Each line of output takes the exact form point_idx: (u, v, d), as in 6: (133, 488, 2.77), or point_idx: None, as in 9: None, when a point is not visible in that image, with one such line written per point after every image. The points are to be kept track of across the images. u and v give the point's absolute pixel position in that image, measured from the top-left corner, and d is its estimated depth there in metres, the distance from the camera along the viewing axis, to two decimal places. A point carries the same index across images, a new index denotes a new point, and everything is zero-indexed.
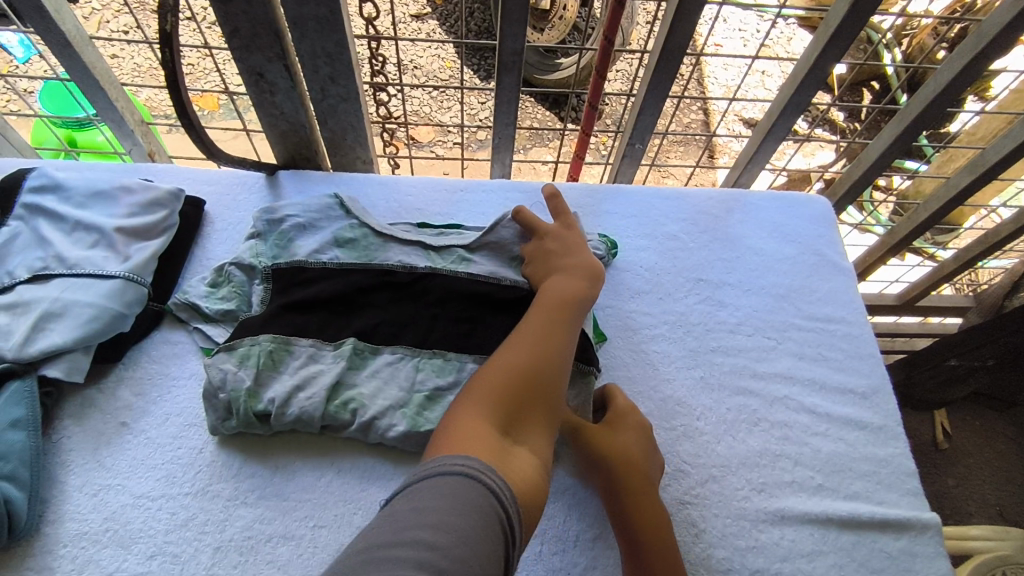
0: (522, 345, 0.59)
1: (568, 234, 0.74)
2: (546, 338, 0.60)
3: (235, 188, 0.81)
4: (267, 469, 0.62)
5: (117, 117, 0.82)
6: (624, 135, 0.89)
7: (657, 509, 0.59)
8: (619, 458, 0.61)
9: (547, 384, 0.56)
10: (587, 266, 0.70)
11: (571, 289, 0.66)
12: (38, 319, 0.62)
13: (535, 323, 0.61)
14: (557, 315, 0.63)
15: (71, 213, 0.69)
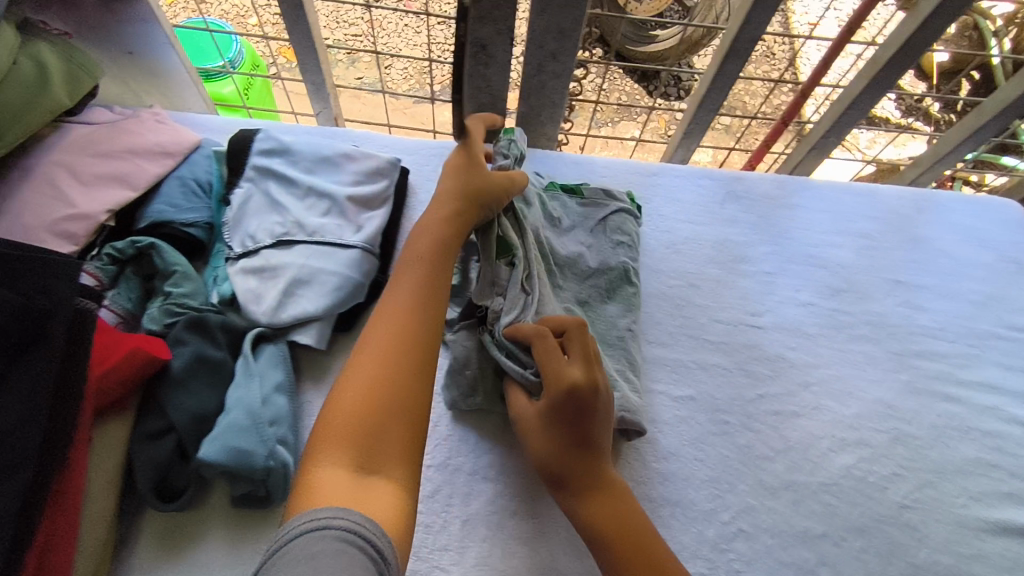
0: (387, 315, 0.53)
1: (456, 159, 0.68)
2: (370, 346, 0.51)
3: (433, 158, 0.80)
4: (502, 446, 0.66)
5: (320, 79, 0.79)
6: (817, 130, 0.85)
7: (619, 497, 0.56)
8: (577, 452, 0.56)
9: (411, 368, 0.51)
10: (470, 189, 0.63)
11: (445, 234, 0.60)
12: (288, 285, 0.63)
13: (404, 288, 0.55)
14: (423, 277, 0.56)
15: (301, 179, 0.69)
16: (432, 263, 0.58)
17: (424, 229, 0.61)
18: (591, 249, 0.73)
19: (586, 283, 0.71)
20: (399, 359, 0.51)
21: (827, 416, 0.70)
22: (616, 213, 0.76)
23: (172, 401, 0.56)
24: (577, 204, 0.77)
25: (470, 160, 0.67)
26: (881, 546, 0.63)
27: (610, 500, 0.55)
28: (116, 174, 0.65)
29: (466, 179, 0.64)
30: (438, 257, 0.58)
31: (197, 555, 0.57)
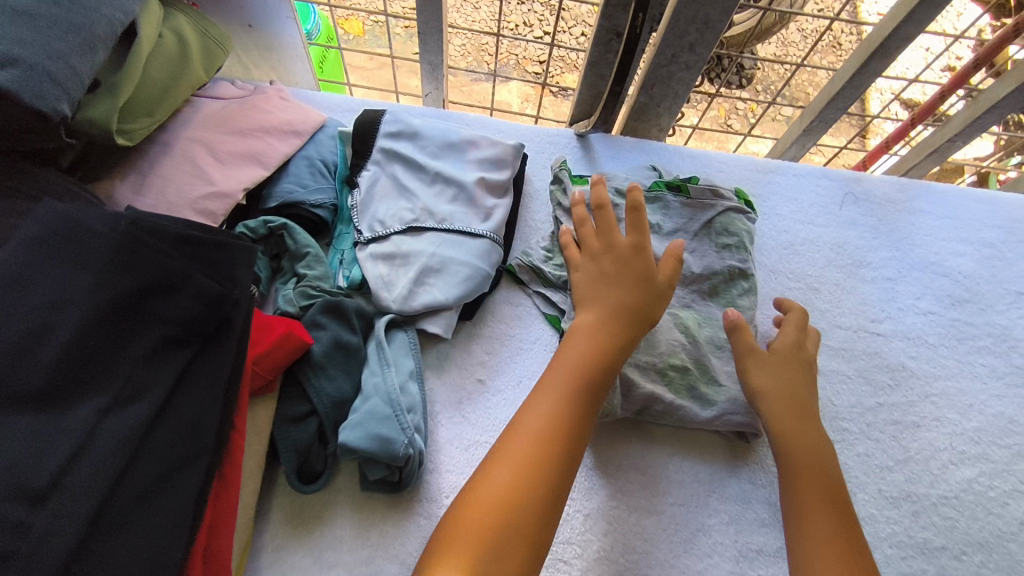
0: (533, 414, 0.52)
1: (631, 264, 0.60)
2: (542, 404, 0.52)
3: (547, 147, 0.79)
4: (612, 463, 0.64)
5: (438, 60, 0.78)
6: (945, 131, 0.81)
7: (836, 506, 0.54)
8: (792, 416, 0.59)
9: (551, 483, 0.48)
10: (636, 313, 0.57)
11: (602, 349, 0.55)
12: (419, 273, 0.62)
13: (551, 395, 0.52)
14: (574, 380, 0.53)
15: (428, 163, 0.68)
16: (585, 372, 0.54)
17: (581, 327, 0.57)
18: (693, 253, 0.70)
19: (691, 289, 0.69)
20: (537, 470, 0.48)
21: (948, 428, 0.69)
22: (722, 215, 0.71)
23: (313, 385, 0.56)
24: (680, 203, 0.72)
25: (643, 273, 0.59)
26: (1002, 562, 0.63)
27: (805, 443, 0.57)
28: (251, 152, 0.64)
29: (640, 298, 0.58)
30: (592, 370, 0.54)
31: (327, 536, 0.57)
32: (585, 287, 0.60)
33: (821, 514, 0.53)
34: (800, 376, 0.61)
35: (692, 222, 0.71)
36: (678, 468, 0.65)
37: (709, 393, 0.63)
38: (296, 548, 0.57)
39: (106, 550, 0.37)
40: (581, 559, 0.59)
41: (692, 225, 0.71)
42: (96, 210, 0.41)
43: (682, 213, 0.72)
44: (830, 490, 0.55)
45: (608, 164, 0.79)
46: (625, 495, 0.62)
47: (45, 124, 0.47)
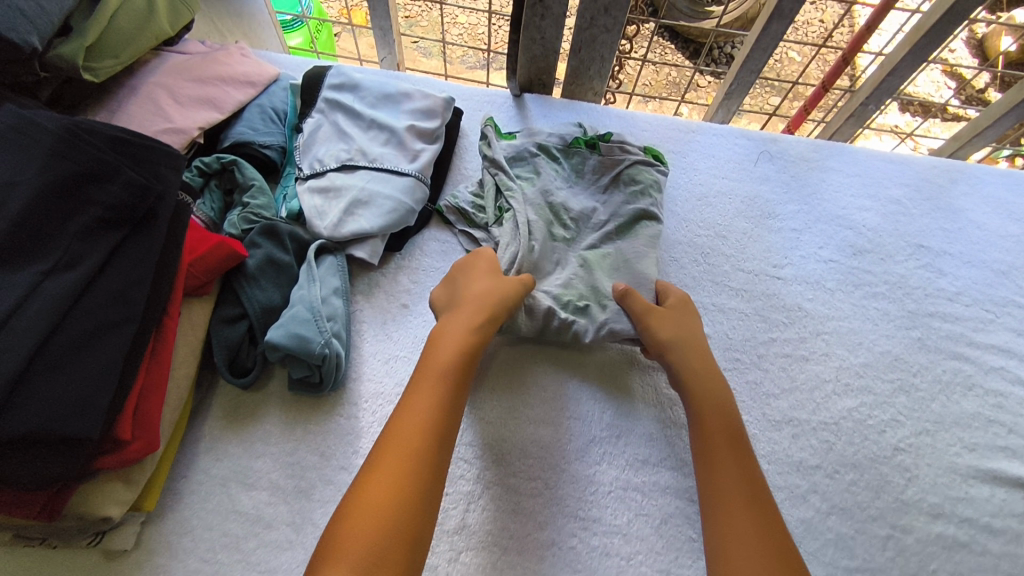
0: (414, 402, 0.55)
1: (478, 265, 0.68)
2: (443, 348, 0.59)
3: (484, 105, 0.87)
4: (516, 383, 0.71)
5: (388, 26, 0.87)
6: (859, 95, 0.88)
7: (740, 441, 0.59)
8: (692, 363, 0.64)
9: (432, 456, 0.52)
10: (492, 302, 0.64)
11: (467, 340, 0.60)
12: (349, 204, 0.70)
13: (430, 386, 0.56)
14: (445, 373, 0.57)
15: (365, 112, 0.77)
16: (456, 361, 0.58)
17: (455, 327, 0.61)
18: (604, 204, 0.78)
19: (602, 232, 0.75)
20: (422, 454, 0.52)
21: (835, 361, 0.74)
22: (631, 168, 0.79)
23: (246, 292, 0.65)
24: (595, 160, 0.79)
25: (491, 268, 0.68)
26: (872, 481, 0.68)
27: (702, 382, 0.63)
28: (208, 97, 0.74)
29: (497, 293, 0.64)
30: (463, 362, 0.59)
31: (258, 430, 0.66)
32: (452, 294, 0.66)
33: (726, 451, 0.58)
34: (693, 322, 0.69)
35: (604, 176, 0.79)
36: (572, 387, 0.72)
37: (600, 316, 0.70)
38: (231, 438, 0.65)
39: (45, 382, 0.46)
40: (480, 458, 0.66)
41: (603, 178, 0.79)
42: (47, 114, 0.52)
43: (597, 168, 0.79)
44: (728, 427, 0.60)
45: (540, 122, 0.87)
46: (522, 412, 0.69)
47: (18, 54, 0.56)
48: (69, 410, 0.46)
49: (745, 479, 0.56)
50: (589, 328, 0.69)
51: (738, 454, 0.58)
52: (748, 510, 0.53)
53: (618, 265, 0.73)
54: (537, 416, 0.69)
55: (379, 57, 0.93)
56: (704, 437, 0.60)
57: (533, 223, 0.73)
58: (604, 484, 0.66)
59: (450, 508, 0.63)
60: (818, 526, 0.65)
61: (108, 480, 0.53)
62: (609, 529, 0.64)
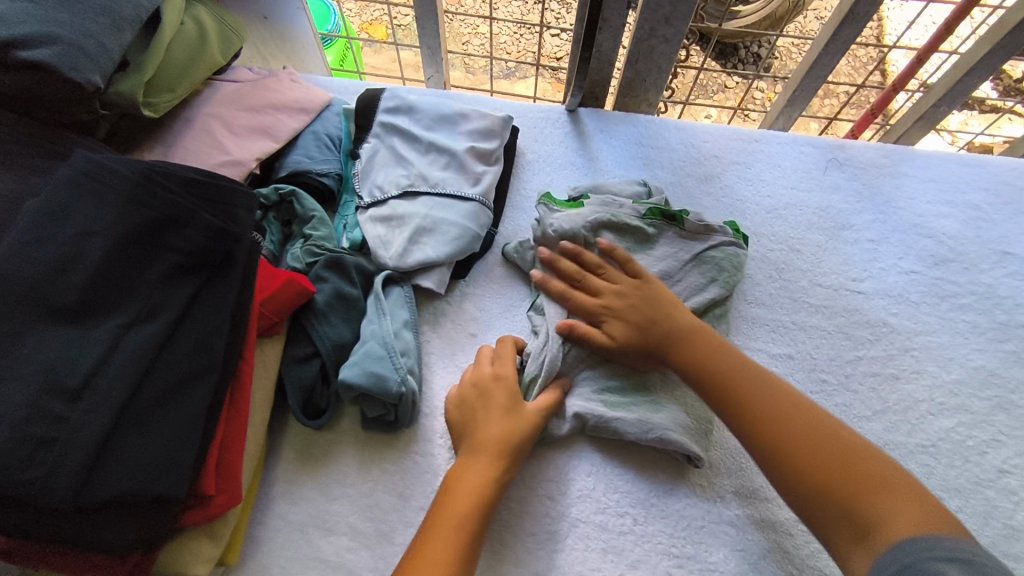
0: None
1: (494, 396, 0.61)
2: (455, 502, 0.55)
3: (538, 121, 0.85)
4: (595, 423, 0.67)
5: (436, 43, 0.85)
6: (930, 96, 0.85)
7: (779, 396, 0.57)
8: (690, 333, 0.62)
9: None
10: (509, 451, 0.58)
11: (480, 498, 0.55)
12: (413, 233, 0.68)
13: (438, 561, 0.50)
14: (455, 532, 0.52)
15: (423, 135, 0.74)
16: (470, 524, 0.53)
17: (467, 485, 0.56)
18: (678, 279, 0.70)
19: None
20: None
21: (928, 379, 0.70)
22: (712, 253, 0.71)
23: (316, 330, 0.62)
24: (675, 233, 0.72)
25: (509, 399, 0.61)
26: (978, 507, 0.64)
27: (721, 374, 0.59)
28: (262, 127, 0.71)
29: (512, 440, 0.59)
30: (475, 519, 0.54)
31: (332, 471, 0.63)
32: (465, 433, 0.60)
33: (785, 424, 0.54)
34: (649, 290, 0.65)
35: (684, 250, 0.71)
36: (617, 466, 0.65)
37: (650, 413, 0.63)
38: (305, 481, 0.62)
39: (130, 441, 0.44)
40: (564, 494, 0.63)
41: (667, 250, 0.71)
42: (121, 156, 0.50)
43: (676, 242, 0.71)
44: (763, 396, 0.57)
45: (597, 137, 0.84)
46: (563, 501, 0.63)
47: (81, 93, 0.54)
48: (155, 472, 0.44)
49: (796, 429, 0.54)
50: (634, 420, 0.62)
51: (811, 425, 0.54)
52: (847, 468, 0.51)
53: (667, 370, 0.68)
54: (584, 512, 0.62)
55: (426, 75, 0.91)
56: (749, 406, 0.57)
57: (587, 313, 0.67)
58: (696, 518, 0.63)
59: (536, 548, 0.60)
60: None
61: (191, 537, 0.50)
62: (705, 566, 0.60)
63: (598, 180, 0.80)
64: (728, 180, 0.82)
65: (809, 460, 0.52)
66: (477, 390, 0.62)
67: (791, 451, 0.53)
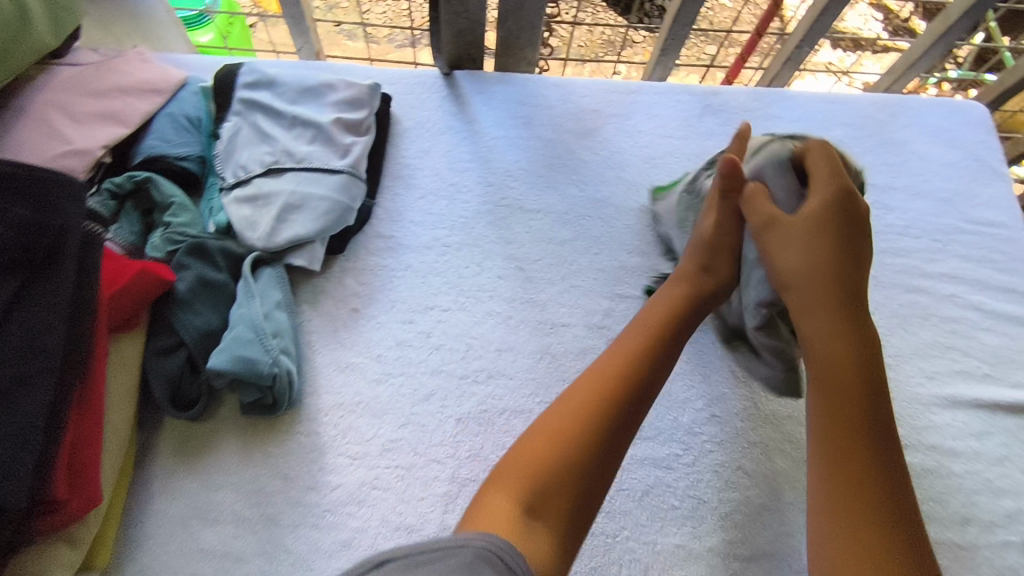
0: (527, 456, 0.51)
1: (721, 241, 0.65)
2: (625, 342, 0.59)
3: (413, 87, 0.83)
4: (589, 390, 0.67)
5: (299, 12, 0.81)
6: (794, 37, 0.88)
7: (859, 330, 0.57)
8: (825, 283, 0.58)
9: (553, 515, 0.49)
10: (687, 303, 0.63)
11: (648, 355, 0.58)
12: (280, 211, 0.66)
13: (575, 393, 0.56)
14: (625, 369, 0.57)
15: (286, 109, 0.72)
16: (632, 367, 0.57)
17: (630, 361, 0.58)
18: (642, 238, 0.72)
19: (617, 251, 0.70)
20: (570, 441, 0.52)
21: None
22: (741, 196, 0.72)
23: (180, 319, 0.61)
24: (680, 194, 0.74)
25: (702, 262, 0.65)
26: None
27: (840, 366, 0.56)
28: (108, 111, 0.67)
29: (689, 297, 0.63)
30: (641, 363, 0.57)
31: (213, 461, 0.62)
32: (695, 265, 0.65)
33: (864, 408, 0.54)
34: (839, 237, 0.60)
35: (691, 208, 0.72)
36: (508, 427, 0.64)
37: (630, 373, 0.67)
38: (186, 474, 0.61)
39: None
40: (454, 456, 0.63)
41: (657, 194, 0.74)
42: None
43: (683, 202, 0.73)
44: (864, 378, 0.55)
45: (475, 99, 0.83)
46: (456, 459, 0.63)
47: None
48: None
49: (854, 402, 0.55)
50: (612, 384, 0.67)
51: (856, 426, 0.54)
52: (865, 449, 0.53)
53: (543, 326, 0.70)
54: (473, 471, 0.62)
55: (295, 46, 0.88)
56: (825, 370, 0.57)
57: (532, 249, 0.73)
58: None
59: (428, 510, 0.60)
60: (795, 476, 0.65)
61: (51, 543, 0.50)
62: None
63: (478, 144, 0.80)
64: (607, 134, 0.83)
65: (849, 417, 0.54)
66: (727, 206, 0.65)
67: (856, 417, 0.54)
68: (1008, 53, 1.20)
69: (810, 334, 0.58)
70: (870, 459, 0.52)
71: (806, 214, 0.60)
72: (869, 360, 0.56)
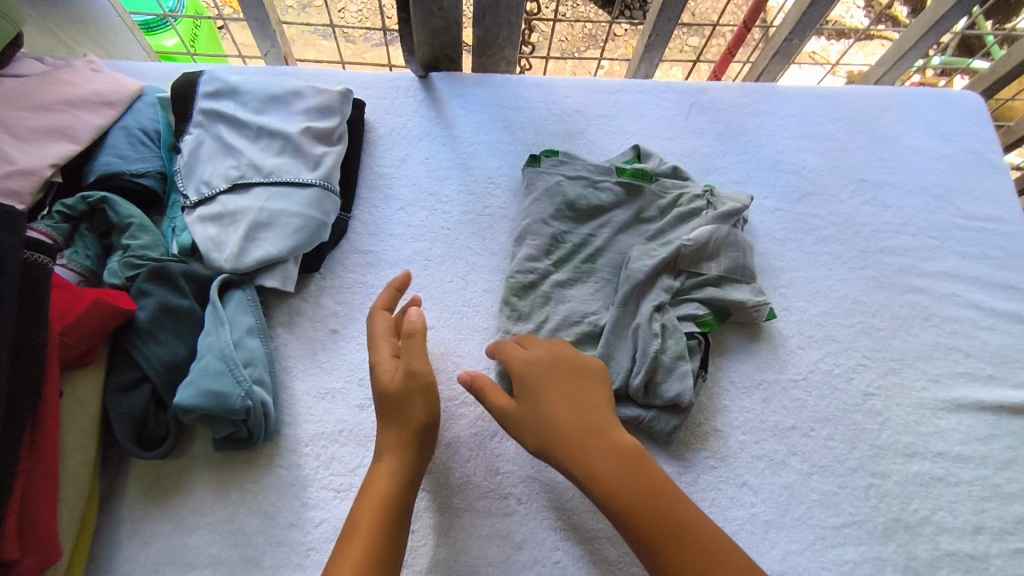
0: (364, 514, 0.50)
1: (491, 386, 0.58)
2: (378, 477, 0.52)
3: (387, 91, 0.79)
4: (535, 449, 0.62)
5: (263, 15, 0.77)
6: (782, 30, 0.85)
7: (634, 456, 0.53)
8: (580, 400, 0.56)
9: (389, 563, 0.48)
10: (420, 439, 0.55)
11: (408, 451, 0.54)
12: (248, 230, 0.61)
13: (365, 530, 0.48)
14: (393, 483, 0.52)
15: (251, 120, 0.67)
16: (390, 497, 0.51)
17: (531, 428, 0.55)
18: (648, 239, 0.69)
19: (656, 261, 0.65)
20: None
21: (796, 315, 0.71)
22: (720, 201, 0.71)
23: (141, 351, 0.56)
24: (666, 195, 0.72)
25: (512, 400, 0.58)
26: (847, 432, 0.66)
27: (643, 484, 0.51)
28: (56, 127, 0.63)
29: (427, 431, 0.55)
30: (407, 494, 0.52)
31: (185, 501, 0.57)
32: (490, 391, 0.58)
33: (675, 529, 0.49)
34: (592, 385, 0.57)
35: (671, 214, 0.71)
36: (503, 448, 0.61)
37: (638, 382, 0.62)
38: (156, 516, 0.56)
39: None
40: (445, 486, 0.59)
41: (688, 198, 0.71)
42: None
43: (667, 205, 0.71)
44: (648, 488, 0.51)
45: (453, 103, 0.79)
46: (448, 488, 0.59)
47: None
48: None
49: (658, 519, 0.49)
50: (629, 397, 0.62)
51: (675, 516, 0.50)
52: (710, 568, 0.47)
53: None
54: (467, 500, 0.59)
55: (261, 51, 0.83)
56: (628, 504, 0.50)
57: (560, 282, 0.66)
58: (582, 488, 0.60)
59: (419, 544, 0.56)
60: (802, 490, 0.63)
61: None
62: (591, 534, 0.58)
63: (458, 150, 0.76)
64: (592, 135, 0.79)
65: (669, 536, 0.49)
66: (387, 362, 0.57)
67: (675, 536, 0.49)
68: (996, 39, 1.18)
69: (598, 474, 0.52)
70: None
71: (530, 362, 0.58)
72: (654, 471, 0.53)
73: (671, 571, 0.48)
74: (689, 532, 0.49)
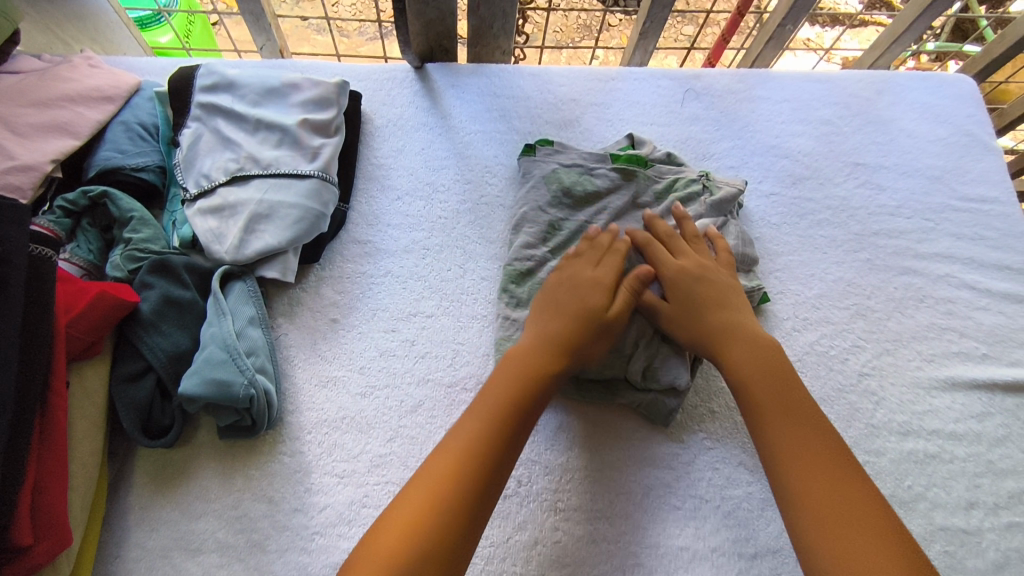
0: (470, 424, 0.52)
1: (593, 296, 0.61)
2: (502, 378, 0.55)
3: (383, 83, 0.80)
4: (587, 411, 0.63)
5: (258, 9, 0.77)
6: (776, 16, 0.85)
7: (781, 370, 0.58)
8: (712, 303, 0.62)
9: (460, 510, 0.47)
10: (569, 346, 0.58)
11: (532, 377, 0.55)
12: (248, 222, 0.62)
13: (466, 429, 0.52)
14: (505, 395, 0.54)
15: (249, 113, 0.68)
16: (512, 397, 0.54)
17: (737, 367, 0.58)
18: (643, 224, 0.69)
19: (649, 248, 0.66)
20: (461, 480, 0.48)
21: (791, 298, 0.72)
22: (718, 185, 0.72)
23: (145, 342, 0.57)
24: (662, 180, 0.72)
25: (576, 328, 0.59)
26: (843, 412, 0.67)
27: (773, 392, 0.56)
28: (56, 123, 0.64)
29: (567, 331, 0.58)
30: (516, 394, 0.54)
31: (192, 488, 0.58)
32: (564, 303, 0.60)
33: (800, 437, 0.52)
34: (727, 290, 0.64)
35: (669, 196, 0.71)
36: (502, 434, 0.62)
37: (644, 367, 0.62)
38: (163, 503, 0.57)
39: None
40: None
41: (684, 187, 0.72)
42: None
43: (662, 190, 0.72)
44: (785, 398, 0.55)
45: (449, 93, 0.80)
46: None
47: None
48: None
49: (802, 423, 0.54)
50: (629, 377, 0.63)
51: (806, 429, 0.53)
52: (834, 465, 0.50)
53: None
54: None
55: (257, 45, 0.84)
56: (756, 404, 0.56)
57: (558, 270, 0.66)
58: (581, 470, 0.61)
59: None
60: None
61: None
62: (590, 514, 0.59)
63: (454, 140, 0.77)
64: (587, 124, 0.80)
65: (802, 439, 0.52)
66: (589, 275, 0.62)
67: (810, 441, 0.52)
68: (990, 22, 1.18)
69: (734, 355, 0.59)
70: (857, 485, 0.49)
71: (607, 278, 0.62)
72: (795, 386, 0.57)
73: (791, 466, 0.51)
74: (829, 444, 0.52)
